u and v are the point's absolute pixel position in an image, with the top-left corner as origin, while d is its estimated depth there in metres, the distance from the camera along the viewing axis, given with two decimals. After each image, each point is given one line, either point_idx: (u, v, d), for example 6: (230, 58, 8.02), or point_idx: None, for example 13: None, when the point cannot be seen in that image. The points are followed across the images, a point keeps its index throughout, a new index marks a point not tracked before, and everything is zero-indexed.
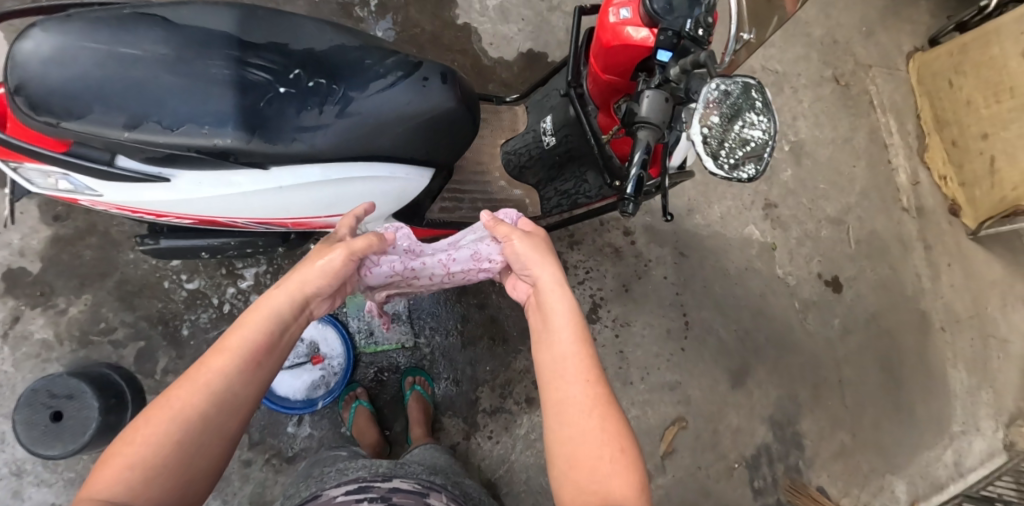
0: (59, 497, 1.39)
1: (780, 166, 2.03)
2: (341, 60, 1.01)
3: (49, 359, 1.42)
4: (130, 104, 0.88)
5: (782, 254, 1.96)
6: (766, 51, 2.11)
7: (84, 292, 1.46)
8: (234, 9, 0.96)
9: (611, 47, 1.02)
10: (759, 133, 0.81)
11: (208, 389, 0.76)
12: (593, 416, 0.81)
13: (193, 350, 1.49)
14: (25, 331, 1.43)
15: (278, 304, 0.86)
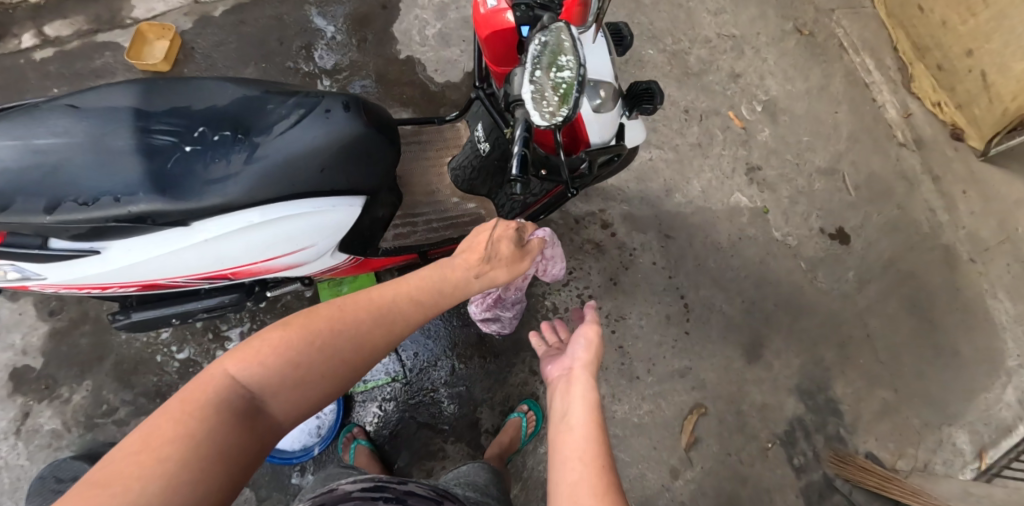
0: None
1: (755, 127, 1.97)
2: (244, 111, 1.02)
3: (59, 447, 1.48)
4: (44, 188, 0.91)
5: (776, 217, 1.87)
6: (719, 18, 2.07)
7: (85, 378, 1.52)
8: (139, 84, 1.00)
9: (487, 37, 1.06)
10: (569, 74, 0.81)
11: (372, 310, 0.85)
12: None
13: None
14: (34, 424, 1.49)
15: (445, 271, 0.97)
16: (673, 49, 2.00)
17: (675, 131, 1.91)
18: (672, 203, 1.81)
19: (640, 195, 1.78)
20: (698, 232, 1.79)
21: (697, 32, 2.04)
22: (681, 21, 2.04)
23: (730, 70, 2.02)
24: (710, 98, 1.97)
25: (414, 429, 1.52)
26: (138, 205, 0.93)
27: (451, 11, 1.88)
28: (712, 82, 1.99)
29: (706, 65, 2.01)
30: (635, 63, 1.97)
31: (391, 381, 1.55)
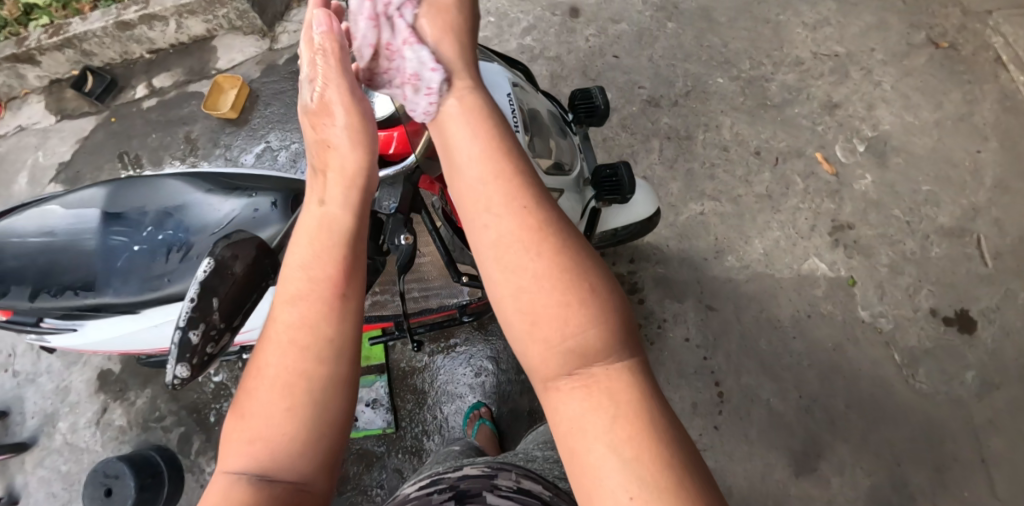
0: None
1: (852, 174, 1.58)
2: (190, 210, 1.07)
3: (122, 441, 1.68)
4: (16, 281, 1.03)
5: (867, 291, 1.48)
6: (818, 34, 1.69)
7: (146, 387, 1.73)
8: (109, 183, 1.09)
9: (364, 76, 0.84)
10: None
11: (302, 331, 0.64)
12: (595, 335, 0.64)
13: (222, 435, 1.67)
14: (108, 418, 1.70)
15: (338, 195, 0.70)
16: (750, 75, 1.68)
17: (739, 178, 1.60)
18: (722, 267, 1.53)
19: (682, 255, 1.54)
20: (752, 304, 1.49)
21: (786, 52, 1.69)
22: (766, 39, 1.70)
23: (825, 99, 1.65)
24: (793, 136, 1.63)
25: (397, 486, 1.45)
26: (94, 299, 1.04)
27: (494, 46, 1.75)
28: (797, 115, 1.64)
29: (792, 94, 1.66)
30: (699, 94, 1.68)
31: (384, 430, 1.49)
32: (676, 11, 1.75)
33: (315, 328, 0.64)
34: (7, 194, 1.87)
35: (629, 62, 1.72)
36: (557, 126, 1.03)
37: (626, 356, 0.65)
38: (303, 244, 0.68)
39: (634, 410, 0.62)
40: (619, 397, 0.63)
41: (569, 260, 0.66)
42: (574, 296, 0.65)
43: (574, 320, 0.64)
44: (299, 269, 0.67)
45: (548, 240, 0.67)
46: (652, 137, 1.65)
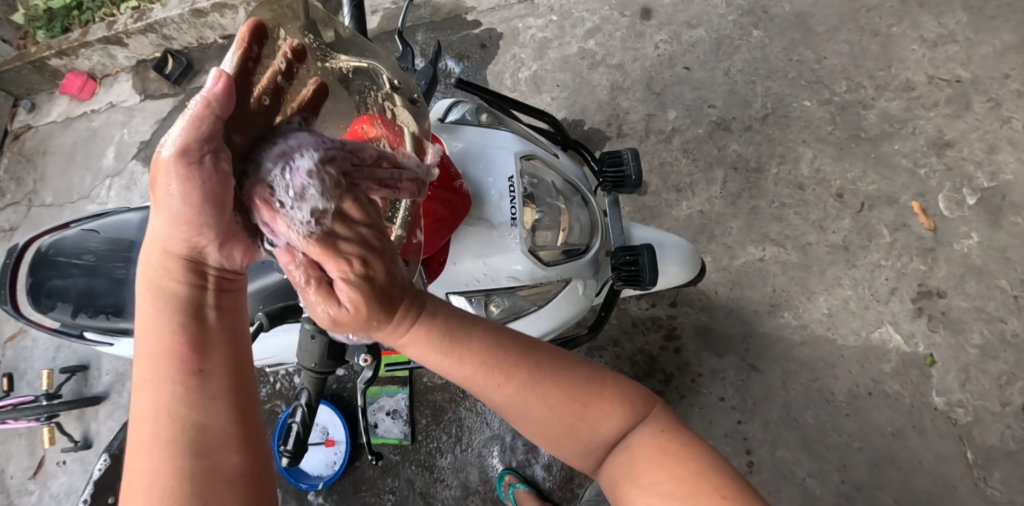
0: None
1: (954, 231, 1.34)
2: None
3: None
4: (60, 300, 1.11)
5: (947, 374, 1.28)
6: (937, 54, 1.42)
7: None
8: (142, 211, 1.15)
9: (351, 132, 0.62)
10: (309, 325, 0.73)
11: (159, 430, 0.46)
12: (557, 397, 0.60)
13: None
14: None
15: (156, 273, 0.49)
16: (845, 99, 1.45)
17: (812, 223, 1.40)
18: (775, 323, 1.38)
19: (732, 305, 1.40)
20: (803, 370, 1.34)
21: (894, 74, 1.43)
22: (871, 56, 1.46)
23: (936, 135, 1.39)
24: (887, 179, 1.39)
25: (406, 497, 1.48)
26: (125, 323, 1.12)
27: (553, 49, 1.62)
28: (897, 153, 1.40)
29: (893, 126, 1.41)
30: (779, 118, 1.47)
31: (401, 441, 1.51)
32: (765, 18, 1.53)
33: (170, 426, 0.46)
34: (95, 166, 2.00)
35: (701, 76, 1.53)
36: (576, 195, 0.88)
37: (630, 408, 0.62)
38: (139, 327, 0.49)
39: (659, 445, 0.60)
40: (644, 449, 0.60)
41: (547, 367, 0.60)
42: (571, 413, 0.60)
43: (581, 423, 0.60)
44: (137, 353, 0.48)
45: (512, 377, 0.58)
46: (716, 166, 1.47)
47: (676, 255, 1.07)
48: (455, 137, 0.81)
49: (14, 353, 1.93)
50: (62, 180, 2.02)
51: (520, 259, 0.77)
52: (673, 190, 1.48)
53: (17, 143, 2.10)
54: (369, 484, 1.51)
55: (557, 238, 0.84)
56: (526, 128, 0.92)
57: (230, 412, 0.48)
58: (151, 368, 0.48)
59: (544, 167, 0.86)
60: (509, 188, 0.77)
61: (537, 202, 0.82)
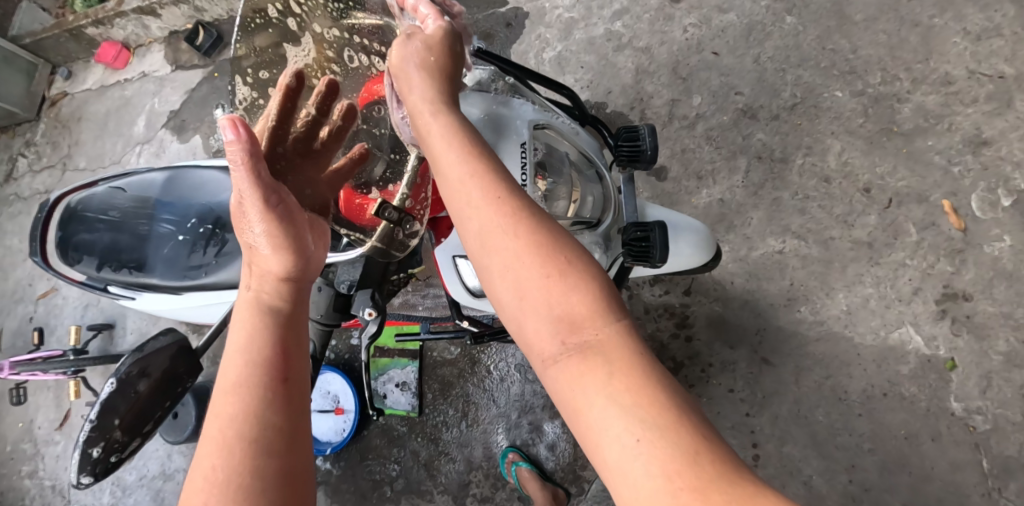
0: (179, 463, 1.79)
1: (985, 233, 1.29)
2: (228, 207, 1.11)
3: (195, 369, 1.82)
4: (87, 253, 1.16)
5: (967, 380, 1.25)
6: (980, 48, 1.36)
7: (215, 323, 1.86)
8: (166, 171, 1.16)
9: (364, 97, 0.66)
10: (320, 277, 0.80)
11: (235, 422, 0.57)
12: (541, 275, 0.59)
13: None
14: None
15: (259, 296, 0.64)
16: (879, 92, 1.40)
17: (836, 217, 1.37)
18: (791, 318, 1.35)
19: (748, 296, 1.37)
20: (817, 366, 1.32)
21: (933, 67, 1.38)
22: (909, 48, 1.40)
23: (972, 133, 1.33)
24: (918, 175, 1.35)
25: (410, 468, 1.50)
26: (146, 278, 1.14)
27: (579, 30, 1.60)
28: (930, 149, 1.35)
29: (928, 121, 1.36)
30: (808, 108, 1.43)
31: (409, 413, 1.52)
32: (800, 4, 1.48)
33: (244, 421, 0.57)
34: (128, 134, 2.05)
35: (730, 62, 1.49)
36: (590, 170, 0.88)
37: (608, 302, 0.59)
38: (235, 341, 0.62)
39: (620, 350, 0.56)
40: (606, 345, 0.57)
41: (570, 256, 0.60)
42: (547, 269, 0.59)
43: (556, 283, 0.59)
44: (232, 360, 0.60)
45: (520, 224, 0.61)
46: (740, 154, 1.44)
47: (691, 239, 1.05)
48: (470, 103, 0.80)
49: (46, 309, 1.99)
50: (95, 146, 2.07)
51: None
52: (694, 178, 1.45)
53: (54, 109, 2.16)
54: (377, 452, 1.54)
55: (568, 209, 0.84)
56: (542, 100, 0.90)
57: (287, 408, 0.59)
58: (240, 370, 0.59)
59: (557, 138, 0.84)
60: (520, 153, 0.76)
61: (548, 172, 0.82)
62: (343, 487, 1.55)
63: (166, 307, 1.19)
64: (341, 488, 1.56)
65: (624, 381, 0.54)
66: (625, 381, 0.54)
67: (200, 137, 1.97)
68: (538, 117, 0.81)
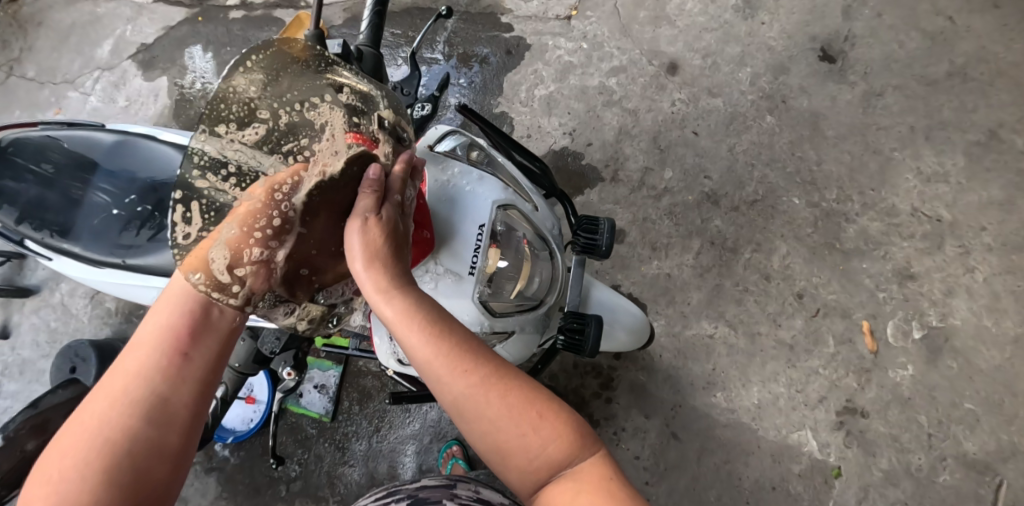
0: None
1: (893, 359, 1.40)
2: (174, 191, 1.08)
3: (106, 323, 1.69)
4: (5, 203, 1.04)
5: (847, 489, 1.35)
6: (928, 189, 1.47)
7: None
8: (117, 134, 1.10)
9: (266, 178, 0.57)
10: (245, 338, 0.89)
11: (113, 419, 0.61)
12: (491, 394, 0.66)
13: None
14: (101, 297, 1.71)
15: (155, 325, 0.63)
16: (832, 207, 1.49)
17: (767, 314, 1.45)
18: (704, 400, 1.42)
19: (671, 370, 1.44)
20: (717, 448, 1.40)
21: (884, 196, 1.48)
22: (867, 173, 1.49)
23: (902, 265, 1.44)
24: (847, 292, 1.44)
25: (312, 471, 1.49)
26: (68, 246, 1.07)
27: (574, 75, 1.62)
28: (864, 271, 1.45)
29: (868, 246, 1.46)
30: (767, 207, 1.50)
31: (320, 417, 1.51)
32: (783, 106, 1.55)
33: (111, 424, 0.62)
34: (89, 55, 1.90)
35: (707, 145, 1.55)
36: (544, 249, 0.89)
37: (567, 428, 0.67)
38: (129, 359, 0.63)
39: (602, 482, 0.65)
40: (583, 475, 0.66)
41: (513, 386, 0.67)
42: (527, 421, 0.66)
43: (531, 435, 0.66)
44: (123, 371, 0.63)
45: (477, 369, 0.66)
46: (695, 236, 1.50)
47: (626, 320, 1.10)
48: (443, 169, 0.82)
49: None
50: (50, 57, 1.91)
51: (468, 308, 0.78)
52: (648, 247, 1.50)
53: (13, 6, 1.96)
54: (288, 444, 1.51)
55: (513, 290, 0.85)
56: (514, 174, 0.93)
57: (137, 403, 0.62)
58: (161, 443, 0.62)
59: (518, 218, 0.86)
60: (477, 235, 0.78)
61: (502, 249, 0.83)
62: (238, 470, 1.52)
63: (83, 279, 1.11)
64: (238, 470, 1.52)
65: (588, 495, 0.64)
66: (600, 486, 0.65)
67: (167, 79, 1.85)
68: (502, 197, 0.83)
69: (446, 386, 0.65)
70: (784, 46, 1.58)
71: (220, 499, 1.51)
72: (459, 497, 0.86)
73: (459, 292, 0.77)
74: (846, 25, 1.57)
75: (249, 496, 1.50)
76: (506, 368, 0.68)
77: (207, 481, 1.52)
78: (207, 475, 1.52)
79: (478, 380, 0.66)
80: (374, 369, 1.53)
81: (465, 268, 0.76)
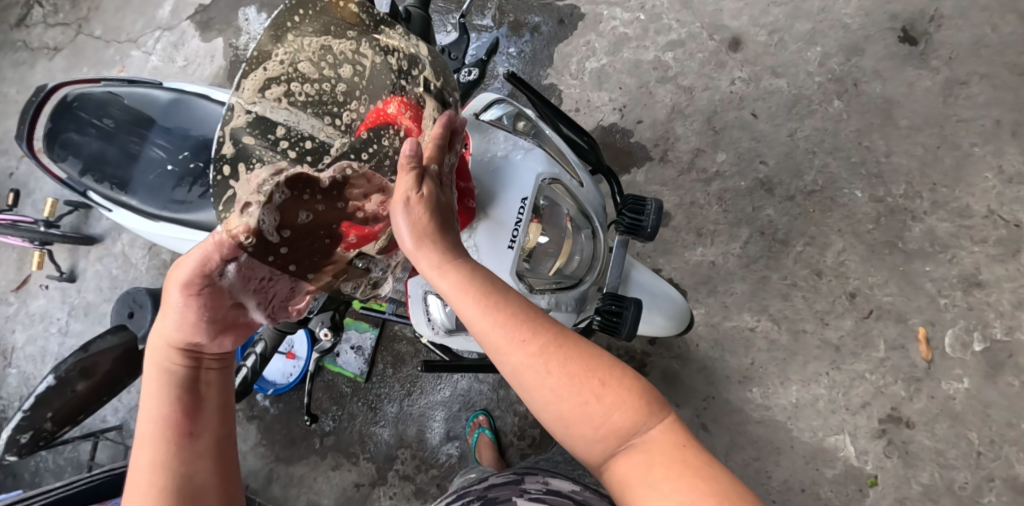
0: None
1: (948, 369, 1.31)
2: None
3: (162, 273, 1.77)
4: (72, 154, 1.07)
5: (882, 499, 1.30)
6: (1008, 190, 1.35)
7: None
8: (174, 92, 1.10)
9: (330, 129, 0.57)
10: None
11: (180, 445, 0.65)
12: (552, 365, 0.62)
13: None
14: (158, 249, 1.78)
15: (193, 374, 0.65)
16: (897, 203, 1.39)
17: (815, 312, 1.38)
18: (738, 394, 1.38)
19: (707, 361, 1.40)
20: (749, 444, 1.36)
21: (956, 194, 1.37)
22: (941, 168, 1.38)
23: (970, 271, 1.34)
24: (905, 295, 1.35)
25: (345, 428, 1.54)
26: (124, 199, 1.08)
27: (628, 49, 1.55)
28: (925, 274, 1.35)
29: (932, 247, 1.36)
30: (824, 199, 1.41)
31: (356, 377, 1.54)
32: (853, 91, 1.44)
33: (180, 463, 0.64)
34: (151, 14, 1.94)
35: (766, 128, 1.46)
36: (586, 227, 0.84)
37: (634, 396, 0.63)
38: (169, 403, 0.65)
39: (674, 451, 0.61)
40: (653, 444, 0.62)
41: (575, 353, 0.63)
42: (589, 389, 0.62)
43: (594, 404, 0.62)
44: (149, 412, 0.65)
45: (536, 338, 0.63)
46: (744, 224, 1.43)
47: (666, 307, 1.04)
48: (487, 139, 0.79)
49: (27, 170, 1.91)
50: (116, 16, 1.96)
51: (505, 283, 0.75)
52: (693, 233, 1.45)
53: None
54: (324, 400, 1.56)
55: (551, 267, 0.82)
56: (561, 149, 0.88)
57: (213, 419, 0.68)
58: (216, 459, 0.65)
59: (563, 194, 0.81)
60: (519, 208, 0.74)
61: (544, 224, 0.80)
62: (277, 421, 1.58)
63: (140, 233, 1.12)
64: (277, 421, 1.58)
65: (663, 468, 0.60)
66: (677, 457, 0.60)
67: (222, 40, 1.87)
68: (548, 170, 0.79)
69: (506, 360, 0.63)
70: (861, 24, 1.46)
71: (259, 445, 1.58)
72: (529, 492, 0.81)
73: (498, 265, 0.73)
74: (932, 5, 1.43)
75: (285, 446, 1.57)
76: (568, 336, 0.64)
77: (248, 428, 1.59)
78: (249, 423, 1.59)
79: (538, 350, 0.62)
80: (409, 335, 1.54)
81: (504, 242, 0.73)
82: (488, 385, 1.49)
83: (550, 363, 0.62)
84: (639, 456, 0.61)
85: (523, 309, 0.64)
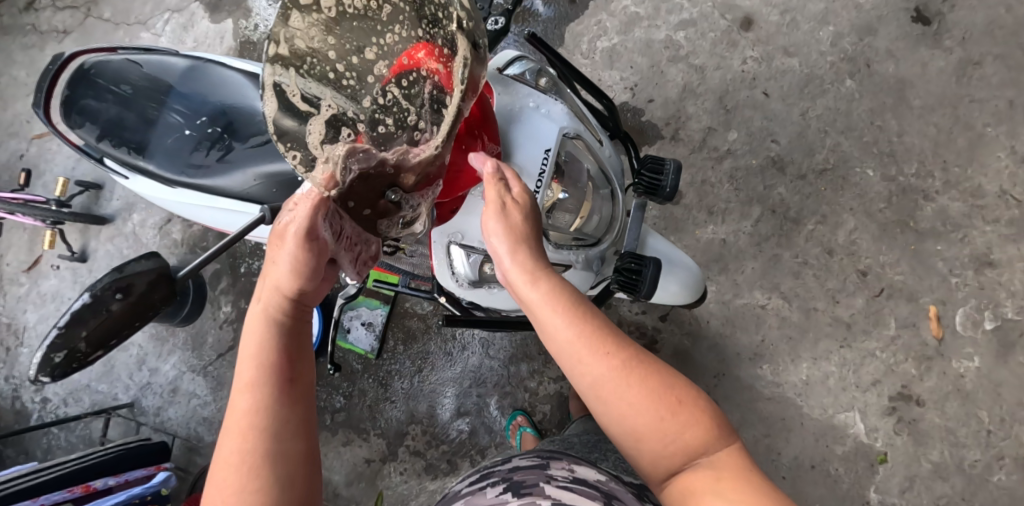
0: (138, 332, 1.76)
1: (959, 348, 1.32)
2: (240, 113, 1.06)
3: (173, 253, 1.77)
4: (90, 120, 1.08)
5: (891, 476, 1.30)
6: (1021, 170, 1.35)
7: None
8: (189, 58, 1.10)
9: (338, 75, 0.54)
10: None
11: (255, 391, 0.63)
12: (629, 377, 0.62)
13: (243, 285, 1.71)
14: (168, 229, 1.79)
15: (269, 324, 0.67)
16: (909, 182, 1.39)
17: (826, 290, 1.38)
18: (749, 372, 1.38)
19: (718, 339, 1.40)
20: (759, 421, 1.36)
21: (968, 174, 1.36)
22: (954, 148, 1.38)
23: (981, 251, 1.34)
24: (916, 274, 1.36)
25: (356, 405, 1.54)
26: (143, 163, 1.09)
27: (640, 28, 1.55)
28: (937, 253, 1.35)
29: (944, 226, 1.36)
30: (836, 178, 1.41)
31: (367, 354, 1.54)
32: (865, 71, 1.44)
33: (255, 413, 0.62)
34: None
35: (778, 108, 1.46)
36: (605, 186, 0.85)
37: (708, 419, 0.62)
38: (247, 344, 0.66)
39: (742, 473, 0.60)
40: (721, 464, 0.61)
41: (651, 370, 0.63)
42: (665, 405, 0.62)
43: (670, 419, 0.61)
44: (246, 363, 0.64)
45: (617, 349, 0.63)
46: (756, 203, 1.43)
47: (682, 277, 1.05)
48: (509, 93, 0.79)
49: (38, 151, 1.91)
50: None
51: None
52: (705, 211, 1.45)
53: None
54: (335, 377, 1.56)
55: (571, 223, 0.82)
56: (581, 109, 0.89)
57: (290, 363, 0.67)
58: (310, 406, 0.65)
59: (584, 151, 0.82)
60: (543, 160, 0.74)
61: (566, 182, 0.81)
62: None
63: (160, 198, 1.14)
64: None
65: (733, 489, 0.58)
66: (746, 482, 0.59)
67: (232, 22, 1.87)
68: (570, 125, 0.79)
69: (582, 369, 0.63)
70: (873, 4, 1.46)
71: None
72: (556, 479, 0.77)
73: None
74: None
75: None
76: (643, 354, 0.64)
77: None
78: None
79: (617, 362, 0.63)
80: (420, 312, 1.55)
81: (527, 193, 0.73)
82: (499, 362, 1.49)
83: (628, 374, 0.62)
84: (707, 478, 0.60)
85: (601, 323, 0.65)
